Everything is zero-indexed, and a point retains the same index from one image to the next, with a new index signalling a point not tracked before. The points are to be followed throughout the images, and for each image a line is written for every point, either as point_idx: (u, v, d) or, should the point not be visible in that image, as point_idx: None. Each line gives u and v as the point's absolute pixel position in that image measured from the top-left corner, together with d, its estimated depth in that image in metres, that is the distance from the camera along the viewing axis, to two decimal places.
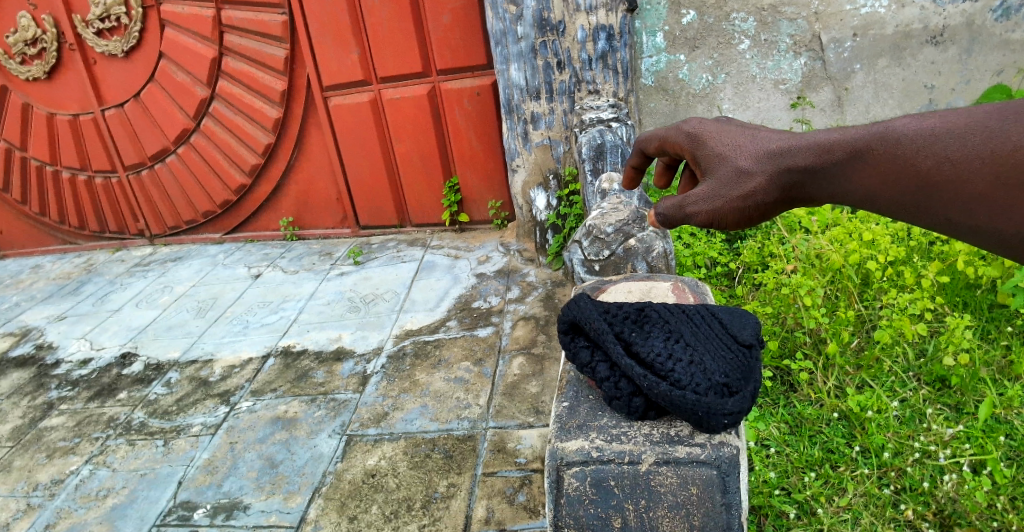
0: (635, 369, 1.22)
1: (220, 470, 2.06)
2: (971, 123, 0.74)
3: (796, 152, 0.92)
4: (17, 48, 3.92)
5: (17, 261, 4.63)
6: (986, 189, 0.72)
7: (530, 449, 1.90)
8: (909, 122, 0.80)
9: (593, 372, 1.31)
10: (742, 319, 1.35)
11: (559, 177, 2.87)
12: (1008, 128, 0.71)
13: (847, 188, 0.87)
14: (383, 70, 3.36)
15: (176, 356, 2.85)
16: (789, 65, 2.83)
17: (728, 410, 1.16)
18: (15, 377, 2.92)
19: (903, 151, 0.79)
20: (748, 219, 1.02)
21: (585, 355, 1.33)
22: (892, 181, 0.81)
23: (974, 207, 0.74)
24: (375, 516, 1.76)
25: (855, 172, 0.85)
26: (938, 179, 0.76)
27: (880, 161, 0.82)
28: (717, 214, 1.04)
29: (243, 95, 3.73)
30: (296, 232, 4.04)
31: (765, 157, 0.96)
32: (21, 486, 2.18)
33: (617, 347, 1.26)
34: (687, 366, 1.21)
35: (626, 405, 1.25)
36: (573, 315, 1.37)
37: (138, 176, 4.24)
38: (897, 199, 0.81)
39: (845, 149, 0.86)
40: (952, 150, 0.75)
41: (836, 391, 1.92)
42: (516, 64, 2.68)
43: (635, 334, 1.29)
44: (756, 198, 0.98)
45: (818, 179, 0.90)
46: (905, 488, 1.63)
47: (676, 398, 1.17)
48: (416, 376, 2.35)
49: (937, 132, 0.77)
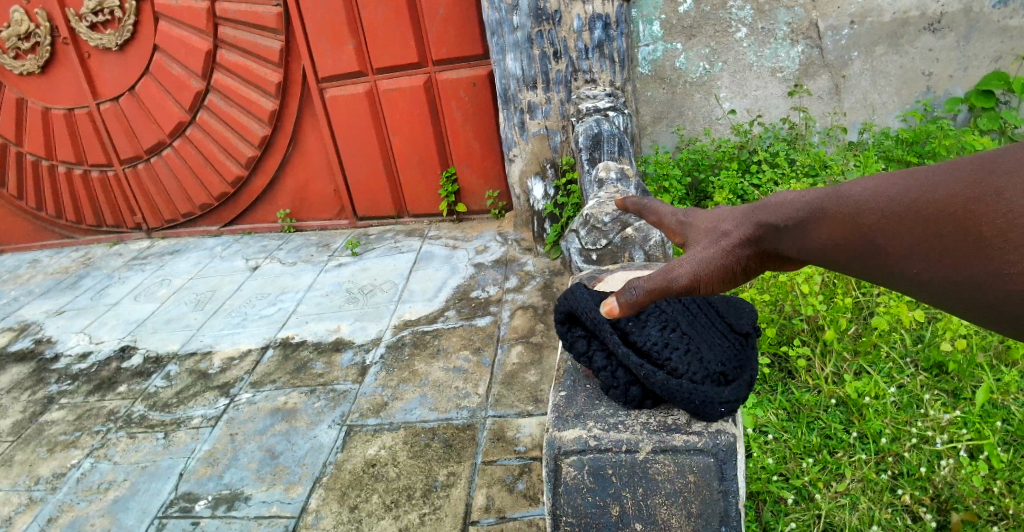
0: (631, 358, 1.21)
1: (221, 462, 2.07)
2: (908, 182, 0.77)
3: (775, 209, 0.95)
4: (11, 42, 3.90)
5: (14, 256, 4.62)
6: (927, 241, 0.73)
7: (529, 437, 1.91)
8: (860, 183, 0.83)
9: (589, 361, 1.31)
10: (736, 311, 1.37)
11: (556, 166, 2.88)
12: (936, 182, 0.74)
13: (807, 246, 0.89)
14: (380, 62, 3.34)
15: (175, 349, 2.86)
16: (787, 53, 2.82)
17: (725, 398, 1.17)
18: (14, 372, 2.93)
19: (853, 207, 0.82)
20: (729, 278, 1.02)
21: (580, 345, 1.33)
22: (841, 236, 0.83)
23: (919, 259, 0.74)
24: (376, 505, 1.77)
25: (811, 229, 0.88)
26: (881, 234, 0.78)
27: (832, 218, 0.84)
28: (701, 277, 1.02)
29: (238, 87, 3.71)
30: (293, 224, 4.03)
31: (744, 217, 1.00)
32: (23, 480, 2.19)
33: (613, 337, 1.26)
34: (682, 356, 1.21)
35: (623, 394, 1.26)
36: (569, 304, 1.37)
37: (134, 170, 4.23)
38: (849, 258, 0.83)
39: (803, 208, 0.89)
40: (892, 207, 0.77)
41: (834, 378, 1.93)
42: (513, 53, 2.67)
43: (632, 323, 1.28)
44: (738, 260, 1.00)
45: (784, 234, 0.92)
46: (903, 473, 1.64)
47: (672, 388, 1.17)
48: (415, 366, 2.36)
49: (878, 191, 0.80)
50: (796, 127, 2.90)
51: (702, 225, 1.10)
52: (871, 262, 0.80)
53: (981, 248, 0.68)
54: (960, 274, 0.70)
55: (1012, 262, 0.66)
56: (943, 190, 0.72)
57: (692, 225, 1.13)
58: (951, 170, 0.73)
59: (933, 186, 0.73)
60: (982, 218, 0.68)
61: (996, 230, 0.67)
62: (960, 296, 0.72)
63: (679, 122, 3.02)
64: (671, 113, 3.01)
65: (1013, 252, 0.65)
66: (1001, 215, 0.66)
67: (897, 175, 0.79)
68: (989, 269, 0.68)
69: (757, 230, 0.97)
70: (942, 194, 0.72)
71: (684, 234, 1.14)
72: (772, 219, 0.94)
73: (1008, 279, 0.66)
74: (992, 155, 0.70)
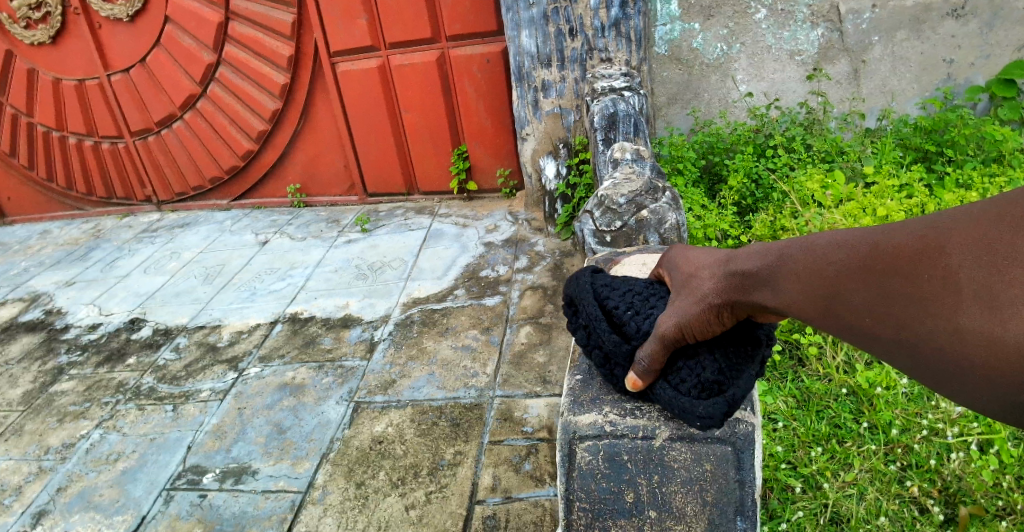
0: (622, 354, 1.18)
1: (229, 436, 2.07)
2: (865, 235, 0.81)
3: (744, 258, 0.99)
4: (22, 12, 3.87)
5: (25, 227, 4.65)
6: (882, 298, 0.77)
7: (537, 418, 1.90)
8: (824, 235, 0.88)
9: (587, 355, 1.27)
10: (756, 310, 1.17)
11: (569, 146, 2.83)
12: (890, 238, 0.77)
13: (777, 297, 0.92)
14: (392, 36, 3.29)
15: (184, 322, 2.86)
16: (806, 36, 2.75)
17: (699, 413, 1.10)
18: (25, 342, 2.95)
19: (817, 259, 0.86)
20: (709, 324, 1.06)
21: (580, 337, 1.28)
22: (807, 286, 0.87)
23: (877, 316, 0.78)
24: (382, 482, 1.77)
25: (780, 280, 0.92)
26: (842, 287, 0.82)
27: (798, 267, 0.89)
28: (683, 325, 1.07)
29: (249, 60, 3.67)
30: (303, 199, 4.02)
31: (720, 260, 1.05)
32: (33, 449, 2.21)
33: (606, 330, 1.20)
34: (681, 361, 1.13)
35: (619, 389, 1.25)
36: (572, 292, 1.32)
37: (145, 143, 4.21)
38: (812, 310, 0.87)
39: (771, 258, 0.94)
40: (850, 260, 0.81)
41: (845, 367, 1.91)
42: (527, 30, 2.60)
43: (629, 313, 1.20)
44: (711, 307, 1.03)
45: (757, 281, 0.96)
46: (912, 465, 1.62)
47: (659, 394, 1.16)
48: (424, 344, 2.35)
49: (838, 243, 0.84)
50: (813, 113, 2.83)
51: (682, 265, 1.16)
52: (832, 315, 0.84)
53: (930, 309, 0.72)
54: (909, 331, 0.74)
55: (955, 324, 0.69)
56: (896, 246, 0.76)
57: (676, 265, 1.19)
58: (905, 226, 0.77)
59: (885, 243, 0.78)
60: (931, 276, 0.72)
61: (942, 288, 0.70)
62: (910, 355, 0.76)
63: (694, 104, 2.96)
64: (686, 94, 2.95)
65: (954, 313, 0.69)
66: (945, 276, 0.70)
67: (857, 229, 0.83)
68: (936, 331, 0.71)
69: (728, 279, 1.00)
70: (895, 249, 0.76)
71: (670, 273, 1.20)
72: (743, 266, 0.99)
73: (949, 342, 0.70)
74: (945, 214, 0.74)
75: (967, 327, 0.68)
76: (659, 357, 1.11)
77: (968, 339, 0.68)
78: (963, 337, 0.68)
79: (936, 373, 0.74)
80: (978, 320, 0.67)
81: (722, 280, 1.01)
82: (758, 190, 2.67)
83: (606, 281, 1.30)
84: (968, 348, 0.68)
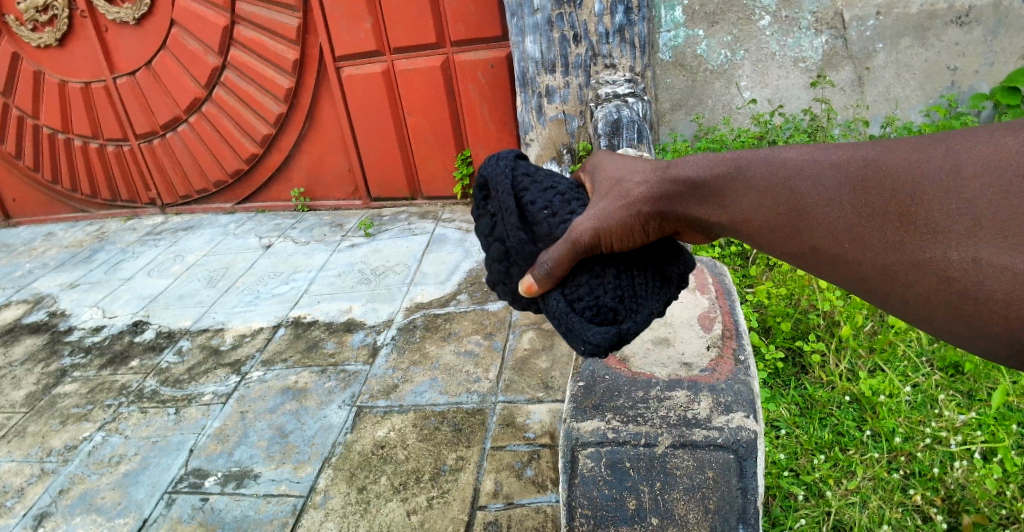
0: (524, 254, 1.16)
1: (231, 439, 2.08)
2: (851, 152, 0.73)
3: (683, 165, 0.95)
4: (29, 15, 3.89)
5: (31, 229, 4.68)
6: (867, 222, 0.70)
7: (539, 424, 1.90)
8: (798, 151, 0.79)
9: (487, 246, 1.25)
10: (677, 246, 1.18)
11: (573, 152, 2.78)
12: (885, 156, 0.69)
13: (735, 216, 0.86)
14: (397, 40, 3.30)
15: (187, 325, 2.87)
16: (810, 43, 2.74)
17: (587, 338, 1.10)
18: (28, 344, 2.95)
19: (791, 178, 0.78)
20: (632, 233, 1.04)
21: (484, 225, 1.25)
22: (775, 207, 0.79)
23: (858, 242, 0.70)
24: (384, 487, 1.76)
25: (742, 200, 0.84)
26: (819, 208, 0.74)
27: (760, 181, 0.82)
28: (602, 231, 1.05)
29: (254, 64, 3.68)
30: (307, 203, 4.03)
31: (655, 168, 1.01)
32: (35, 451, 2.21)
33: (514, 227, 1.16)
34: (584, 277, 1.13)
35: (507, 291, 1.25)
36: (487, 174, 1.23)
37: (150, 146, 4.23)
38: (770, 229, 0.80)
39: (729, 170, 0.87)
40: (824, 177, 0.74)
41: (849, 374, 1.90)
42: (531, 36, 2.56)
43: (542, 216, 1.15)
44: (639, 216, 1.01)
45: (706, 195, 0.90)
46: (915, 473, 1.61)
47: (551, 303, 1.15)
48: (427, 349, 2.35)
49: (811, 157, 0.77)
50: (817, 120, 2.83)
51: (605, 175, 1.12)
52: (802, 239, 0.77)
53: (930, 238, 0.64)
54: (878, 258, 0.69)
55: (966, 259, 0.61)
56: (879, 163, 0.69)
57: (601, 172, 1.14)
58: (892, 143, 0.70)
59: (866, 159, 0.71)
60: (916, 200, 0.65)
61: (926, 213, 0.65)
62: (874, 283, 0.71)
63: (697, 110, 2.96)
64: (690, 100, 2.95)
65: (963, 245, 0.62)
66: (931, 200, 0.65)
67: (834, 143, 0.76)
68: (935, 264, 0.64)
69: (666, 187, 0.96)
70: (877, 166, 0.69)
71: (594, 180, 1.16)
72: (689, 174, 0.93)
73: (949, 276, 0.63)
74: (937, 134, 0.67)
75: (950, 258, 0.62)
76: (563, 264, 1.10)
77: (948, 272, 0.63)
78: (970, 271, 0.61)
79: (900, 305, 0.69)
80: (964, 250, 0.62)
81: (665, 190, 0.96)
82: None
83: (527, 170, 1.23)
84: (975, 284, 0.61)
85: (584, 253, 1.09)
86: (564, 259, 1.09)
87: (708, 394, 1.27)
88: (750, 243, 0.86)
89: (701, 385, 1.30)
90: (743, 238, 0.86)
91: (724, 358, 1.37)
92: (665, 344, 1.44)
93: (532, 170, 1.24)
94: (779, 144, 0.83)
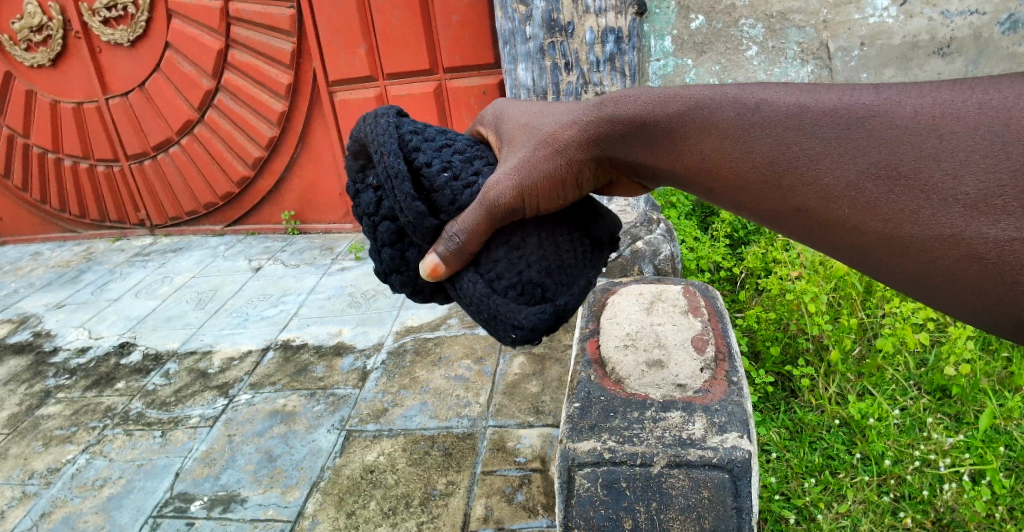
0: (425, 230, 1.04)
1: (218, 463, 2.04)
2: (849, 100, 0.70)
3: (622, 101, 0.92)
4: (23, 34, 3.91)
5: (17, 248, 4.67)
6: (870, 180, 0.67)
7: (530, 449, 1.89)
8: (783, 93, 0.76)
9: (373, 228, 1.12)
10: (597, 209, 1.19)
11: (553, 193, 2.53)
12: (894, 110, 0.67)
13: (703, 163, 0.83)
14: (390, 67, 3.32)
15: (175, 347, 2.84)
16: (796, 73, 2.41)
17: (519, 323, 1.05)
18: (12, 364, 2.90)
19: (776, 126, 0.75)
20: (563, 187, 1.02)
21: (367, 202, 1.11)
22: (758, 158, 0.77)
23: (853, 203, 0.68)
24: (373, 512, 1.74)
25: (712, 148, 0.82)
26: (812, 162, 0.71)
27: (743, 128, 0.78)
28: (526, 190, 1.01)
29: (248, 87, 3.70)
30: (297, 226, 4.05)
31: (587, 108, 0.97)
32: (17, 473, 2.16)
33: (410, 196, 1.03)
34: (503, 252, 1.07)
35: (403, 283, 1.15)
36: (365, 133, 1.10)
37: (140, 167, 4.23)
38: (754, 185, 0.78)
39: (695, 111, 0.83)
40: (825, 127, 0.71)
41: (838, 398, 1.91)
42: (524, 64, 2.43)
43: (441, 179, 1.05)
44: (573, 168, 0.99)
45: (665, 138, 0.88)
46: (905, 496, 1.62)
47: (465, 286, 1.07)
48: (417, 373, 2.34)
49: (808, 103, 0.73)
50: None
51: (513, 123, 1.07)
52: (788, 196, 0.75)
53: (952, 207, 0.61)
54: (883, 224, 0.66)
55: (1004, 236, 0.58)
56: (896, 118, 0.66)
57: (504, 118, 1.10)
58: (909, 95, 0.67)
59: (879, 111, 0.67)
60: (941, 166, 0.62)
61: (952, 181, 0.61)
62: (873, 251, 0.68)
63: None
64: None
65: (999, 221, 0.58)
66: (963, 167, 0.61)
67: (833, 89, 0.73)
68: (961, 235, 0.61)
69: (603, 127, 0.95)
70: (893, 121, 0.66)
71: (497, 131, 1.11)
72: (634, 113, 0.90)
73: (972, 252, 0.60)
74: (963, 90, 0.64)
75: (980, 234, 0.59)
76: (475, 236, 1.02)
77: (979, 252, 0.60)
78: (996, 250, 0.59)
79: (905, 278, 0.67)
80: (998, 228, 0.58)
81: (605, 131, 0.95)
82: (750, 224, 2.69)
83: (414, 127, 1.10)
84: (1005, 263, 0.59)
85: (503, 218, 1.03)
86: (477, 229, 1.02)
87: (702, 415, 1.28)
88: (720, 193, 0.83)
89: (696, 405, 1.31)
90: (706, 186, 0.85)
91: (718, 380, 1.38)
92: (659, 366, 1.44)
93: (419, 127, 1.12)
94: (761, 85, 0.79)
